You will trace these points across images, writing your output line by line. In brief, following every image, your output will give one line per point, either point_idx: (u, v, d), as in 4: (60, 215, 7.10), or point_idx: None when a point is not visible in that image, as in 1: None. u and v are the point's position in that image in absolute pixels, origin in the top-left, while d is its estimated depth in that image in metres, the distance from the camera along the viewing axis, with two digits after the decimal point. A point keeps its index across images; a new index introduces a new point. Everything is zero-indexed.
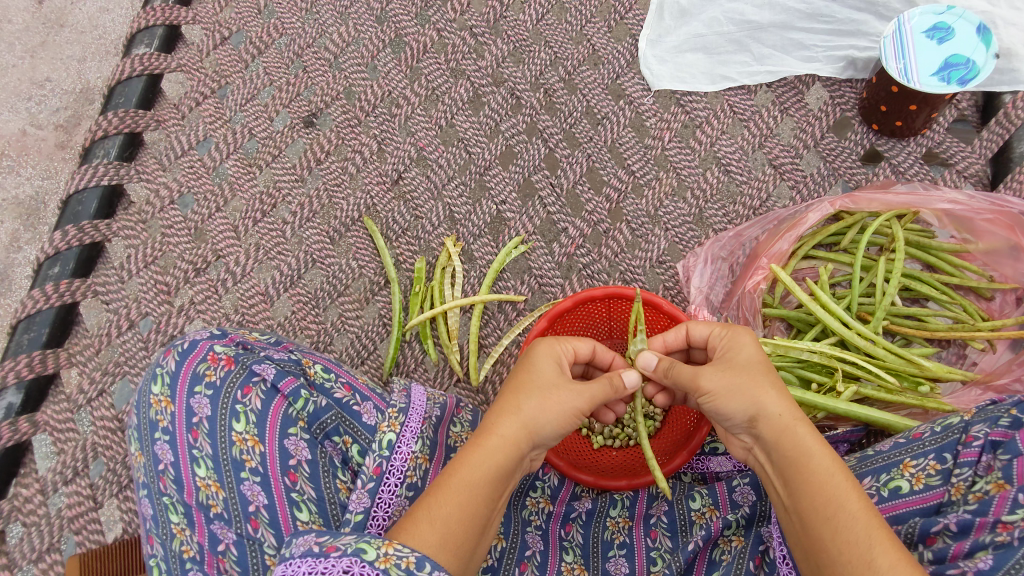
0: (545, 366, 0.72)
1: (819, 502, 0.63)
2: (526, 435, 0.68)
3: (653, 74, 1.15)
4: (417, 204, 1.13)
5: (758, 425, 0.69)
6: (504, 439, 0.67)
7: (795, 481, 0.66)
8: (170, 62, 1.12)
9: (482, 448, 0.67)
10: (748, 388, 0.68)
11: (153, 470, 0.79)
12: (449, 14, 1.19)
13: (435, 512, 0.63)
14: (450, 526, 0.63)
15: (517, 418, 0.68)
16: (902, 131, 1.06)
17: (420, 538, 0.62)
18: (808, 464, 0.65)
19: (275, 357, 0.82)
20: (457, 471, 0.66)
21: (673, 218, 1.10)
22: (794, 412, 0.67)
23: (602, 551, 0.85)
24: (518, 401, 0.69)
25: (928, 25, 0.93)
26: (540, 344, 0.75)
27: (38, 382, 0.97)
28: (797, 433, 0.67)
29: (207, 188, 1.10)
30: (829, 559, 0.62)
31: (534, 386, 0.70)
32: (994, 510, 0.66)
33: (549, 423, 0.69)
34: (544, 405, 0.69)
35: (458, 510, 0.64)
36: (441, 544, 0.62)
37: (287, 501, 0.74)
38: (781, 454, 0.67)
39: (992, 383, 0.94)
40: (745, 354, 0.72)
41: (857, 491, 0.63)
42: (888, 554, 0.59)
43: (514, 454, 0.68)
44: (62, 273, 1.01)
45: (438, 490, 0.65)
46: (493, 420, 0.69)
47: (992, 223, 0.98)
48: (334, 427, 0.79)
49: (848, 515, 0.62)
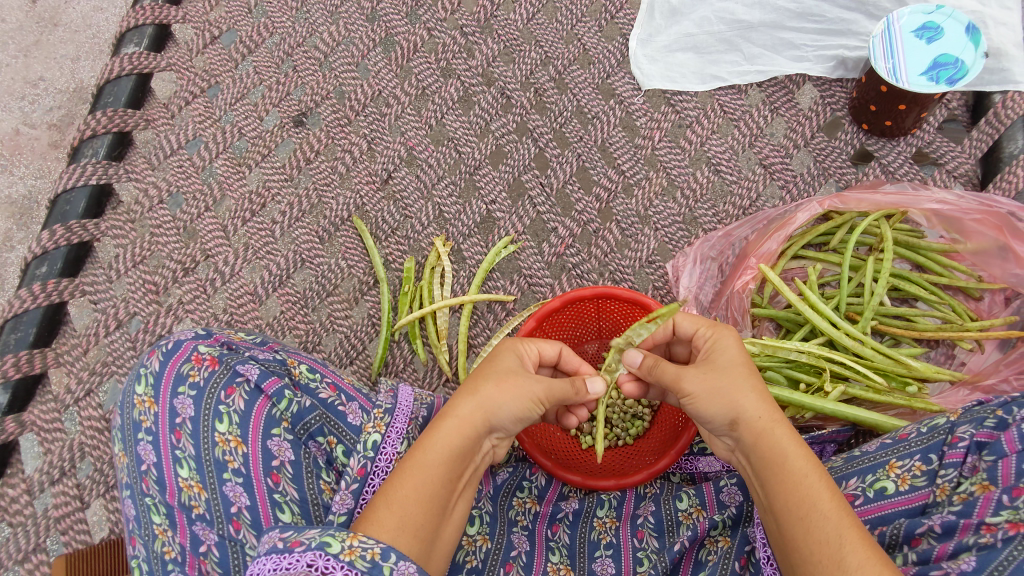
0: (507, 359, 0.73)
1: (793, 501, 0.64)
2: (482, 416, 0.68)
3: (644, 74, 1.14)
4: (406, 204, 1.13)
5: (738, 427, 0.69)
6: (460, 420, 0.67)
7: (770, 481, 0.66)
8: (159, 62, 1.11)
9: (439, 429, 0.67)
10: (727, 391, 0.68)
11: (136, 470, 0.79)
12: (439, 14, 1.19)
13: (393, 494, 0.64)
14: (407, 510, 0.63)
15: (474, 399, 0.68)
16: (892, 131, 1.06)
17: (378, 523, 0.62)
18: (784, 464, 0.65)
19: (259, 357, 0.81)
20: (413, 454, 0.66)
21: (662, 218, 1.10)
22: (772, 415, 0.67)
23: (589, 551, 0.84)
24: (476, 383, 0.69)
25: (916, 24, 0.93)
26: (506, 342, 0.77)
27: (26, 382, 0.97)
28: (775, 435, 0.67)
29: (196, 188, 1.10)
30: (801, 557, 0.63)
31: (493, 371, 0.71)
32: (978, 511, 0.66)
33: (505, 406, 0.69)
34: (501, 388, 0.69)
35: (414, 492, 0.64)
36: (399, 529, 0.62)
37: (269, 501, 0.74)
38: (758, 456, 0.67)
39: (979, 383, 0.94)
40: (727, 357, 0.72)
41: (831, 491, 0.64)
42: (858, 553, 0.60)
43: (470, 434, 0.67)
44: (50, 272, 1.01)
45: (395, 475, 0.65)
46: (452, 402, 0.68)
47: (981, 223, 0.98)
48: (319, 428, 0.79)
49: (820, 515, 0.62)
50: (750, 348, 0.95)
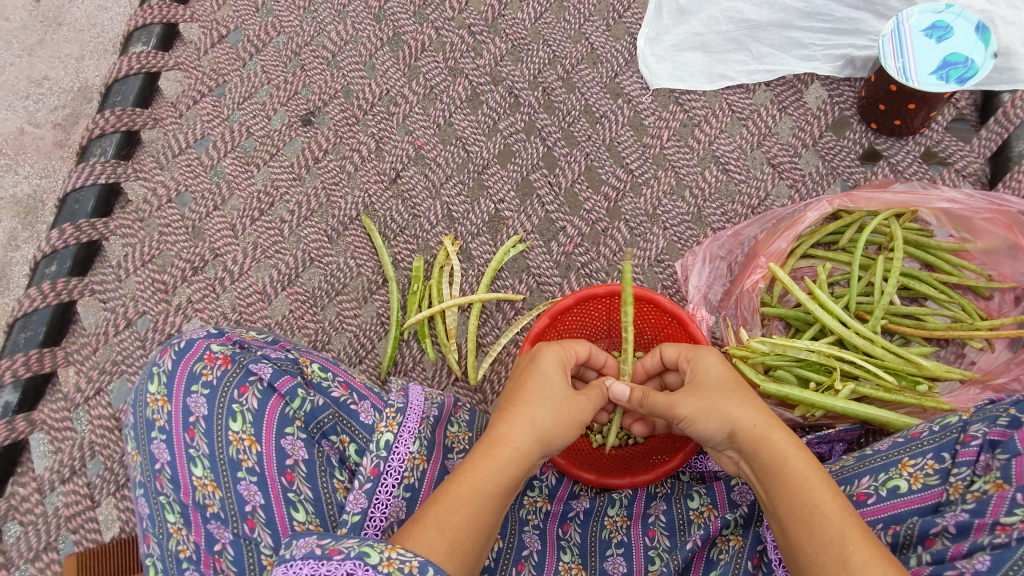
0: (553, 378, 0.74)
1: (794, 505, 0.64)
2: (539, 446, 0.69)
3: (652, 74, 1.14)
4: (415, 203, 1.13)
5: (737, 438, 0.70)
6: (518, 451, 0.68)
7: (772, 486, 0.67)
8: (167, 61, 1.11)
9: (495, 458, 0.67)
10: (722, 404, 0.71)
11: (150, 469, 0.79)
12: (447, 13, 1.19)
13: (444, 519, 0.63)
14: (457, 535, 0.63)
15: (532, 430, 0.69)
16: (901, 130, 1.06)
17: (428, 545, 0.62)
18: (784, 469, 0.66)
19: (272, 356, 0.81)
20: (464, 479, 0.66)
21: (671, 217, 1.10)
22: (768, 421, 0.69)
23: (600, 551, 0.85)
24: (532, 413, 0.70)
25: (926, 23, 0.93)
26: (548, 352, 0.77)
27: (36, 381, 0.97)
28: (773, 440, 0.68)
29: (204, 186, 1.10)
30: (808, 560, 0.62)
31: (546, 398, 0.72)
32: (992, 511, 0.66)
33: (559, 436, 0.71)
34: (558, 419, 0.71)
35: (467, 518, 0.64)
36: (450, 553, 0.62)
37: (284, 501, 0.74)
38: (760, 463, 0.68)
39: (989, 382, 0.94)
40: (714, 374, 0.75)
41: (831, 492, 0.64)
42: (862, 552, 0.60)
43: (526, 465, 0.68)
44: (59, 271, 1.01)
45: (444, 498, 0.65)
46: (506, 430, 0.69)
47: (991, 222, 0.98)
48: (331, 427, 0.79)
49: (822, 515, 0.63)
50: (759, 345, 0.96)
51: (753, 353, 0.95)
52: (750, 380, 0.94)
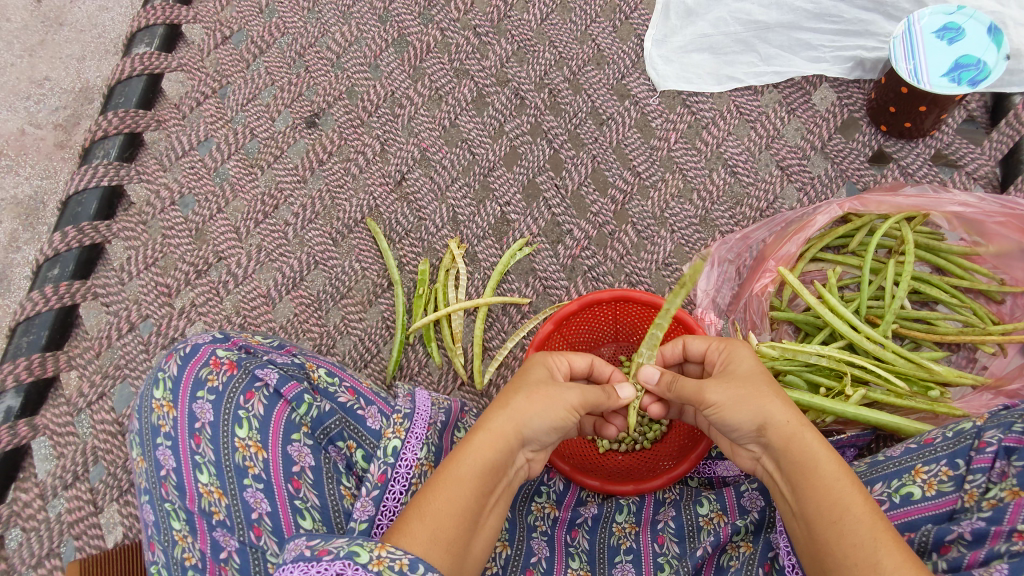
0: (537, 372, 0.74)
1: (822, 510, 0.63)
2: (515, 429, 0.68)
3: (659, 75, 1.14)
4: (420, 205, 1.12)
5: (765, 433, 0.68)
6: (492, 433, 0.67)
7: (801, 486, 0.65)
8: (171, 62, 1.10)
9: (471, 442, 0.66)
10: (753, 397, 0.68)
11: (154, 475, 0.78)
12: (452, 14, 1.18)
13: (425, 507, 0.63)
14: (440, 522, 0.62)
15: (506, 413, 0.68)
16: (911, 132, 1.05)
17: (411, 535, 0.61)
18: (814, 469, 0.65)
19: (278, 361, 0.81)
20: (446, 468, 0.65)
21: (679, 219, 1.09)
22: (800, 419, 0.67)
23: (608, 557, 0.84)
24: (507, 398, 0.70)
25: (938, 25, 0.92)
26: (535, 356, 0.78)
27: (38, 385, 0.96)
28: (804, 439, 0.66)
29: (208, 189, 1.09)
30: (835, 562, 0.61)
31: (524, 385, 0.71)
32: (1009, 518, 0.65)
33: (537, 417, 0.68)
34: (533, 401, 0.69)
35: (447, 504, 0.63)
36: (432, 542, 0.61)
37: (290, 508, 0.74)
38: (789, 462, 0.66)
39: (1002, 387, 0.94)
40: (745, 366, 0.73)
41: (861, 495, 0.63)
42: (894, 555, 0.59)
43: (503, 447, 0.67)
44: (61, 275, 1.00)
45: (428, 488, 0.64)
46: (483, 416, 0.68)
47: (1004, 226, 0.97)
48: (338, 432, 0.78)
49: (853, 519, 0.61)
50: (770, 350, 0.95)
51: (762, 358, 0.95)
52: None
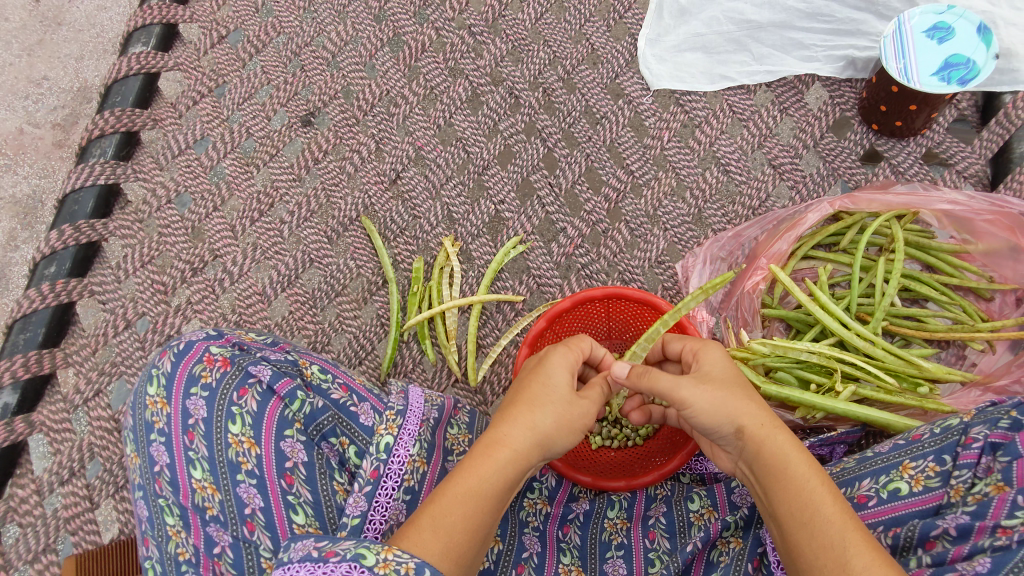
0: (560, 378, 0.72)
1: (794, 511, 0.64)
2: (538, 450, 0.68)
3: (653, 74, 1.14)
4: (415, 203, 1.13)
5: (740, 437, 0.69)
6: (514, 452, 0.67)
7: (773, 488, 0.66)
8: (167, 61, 1.11)
9: (491, 458, 0.66)
10: (732, 401, 0.69)
11: (148, 471, 0.79)
12: (447, 14, 1.18)
13: (439, 518, 0.63)
14: (452, 535, 0.63)
15: (532, 433, 0.68)
16: (902, 131, 1.06)
17: (422, 546, 0.62)
18: (784, 470, 0.66)
19: (271, 358, 0.81)
20: (460, 481, 0.65)
21: (672, 218, 1.10)
22: (771, 421, 0.69)
23: (600, 553, 0.85)
24: (533, 415, 0.69)
25: (928, 24, 0.93)
26: (556, 354, 0.74)
27: (34, 382, 0.97)
28: (775, 441, 0.67)
29: (205, 187, 1.09)
30: (807, 562, 0.62)
31: (548, 401, 0.70)
32: (993, 513, 0.66)
33: (560, 439, 0.70)
34: (559, 422, 0.69)
35: (462, 519, 0.64)
36: (444, 554, 0.62)
37: (283, 503, 0.74)
38: (761, 464, 0.68)
39: (991, 384, 0.94)
40: (720, 368, 0.73)
41: (832, 496, 0.64)
42: (864, 555, 0.60)
43: (523, 467, 0.68)
44: (59, 272, 1.01)
45: (440, 499, 0.64)
46: (504, 431, 0.68)
47: (993, 224, 0.98)
48: (331, 428, 0.79)
49: (824, 519, 0.62)
50: (761, 347, 0.96)
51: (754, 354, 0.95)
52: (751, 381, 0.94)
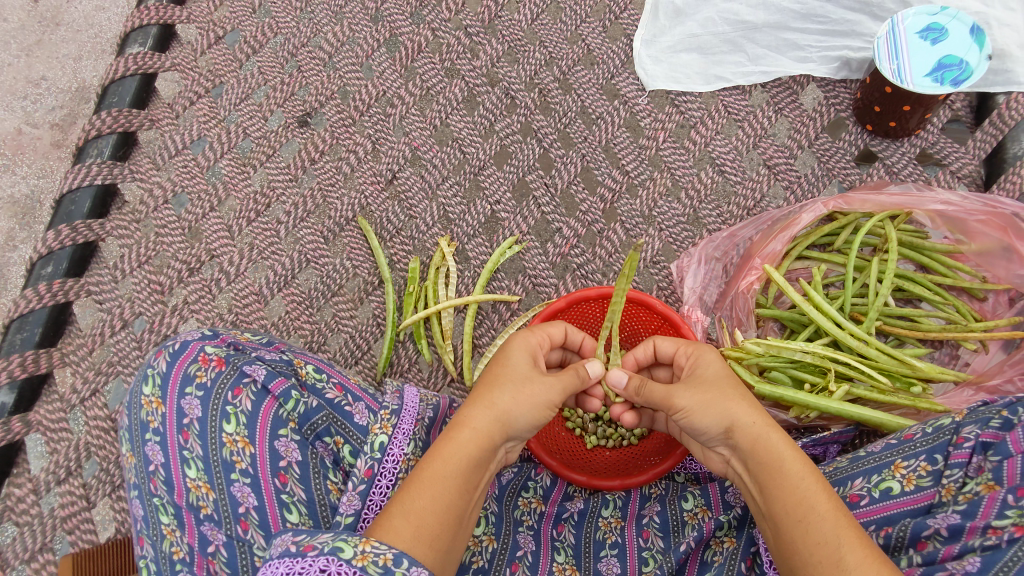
0: (519, 360, 0.73)
1: (787, 510, 0.65)
2: (499, 427, 0.69)
3: (649, 75, 1.15)
4: (411, 203, 1.13)
5: (732, 435, 0.69)
6: (476, 432, 0.68)
7: (767, 486, 0.66)
8: (164, 62, 1.11)
9: (454, 439, 0.67)
10: (721, 400, 0.69)
11: (143, 470, 0.79)
12: (444, 14, 1.19)
13: (411, 506, 0.64)
14: (424, 520, 0.63)
15: (491, 411, 0.69)
16: (896, 132, 1.06)
17: (394, 532, 0.62)
18: (780, 469, 0.66)
19: (266, 358, 0.82)
20: (429, 465, 0.66)
21: (667, 218, 1.10)
22: (765, 420, 0.68)
23: (594, 551, 0.85)
24: (491, 395, 0.70)
25: (921, 25, 0.93)
26: (517, 338, 0.76)
27: (32, 382, 0.98)
28: (770, 440, 0.67)
29: (202, 188, 1.10)
30: (801, 559, 0.63)
31: (507, 379, 0.71)
32: (984, 513, 0.66)
33: (521, 414, 0.70)
34: (518, 398, 0.70)
35: (433, 503, 0.64)
36: (416, 540, 0.62)
37: (277, 502, 0.75)
38: (755, 461, 0.67)
39: (984, 383, 0.95)
40: (713, 370, 0.73)
41: (825, 493, 0.64)
42: (857, 551, 0.61)
43: (487, 446, 0.68)
44: (56, 272, 1.01)
45: (412, 485, 0.65)
46: (467, 413, 0.69)
47: (986, 224, 0.98)
48: (325, 428, 0.79)
49: (818, 518, 0.63)
50: (755, 347, 0.96)
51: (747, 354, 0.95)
52: (745, 381, 0.94)
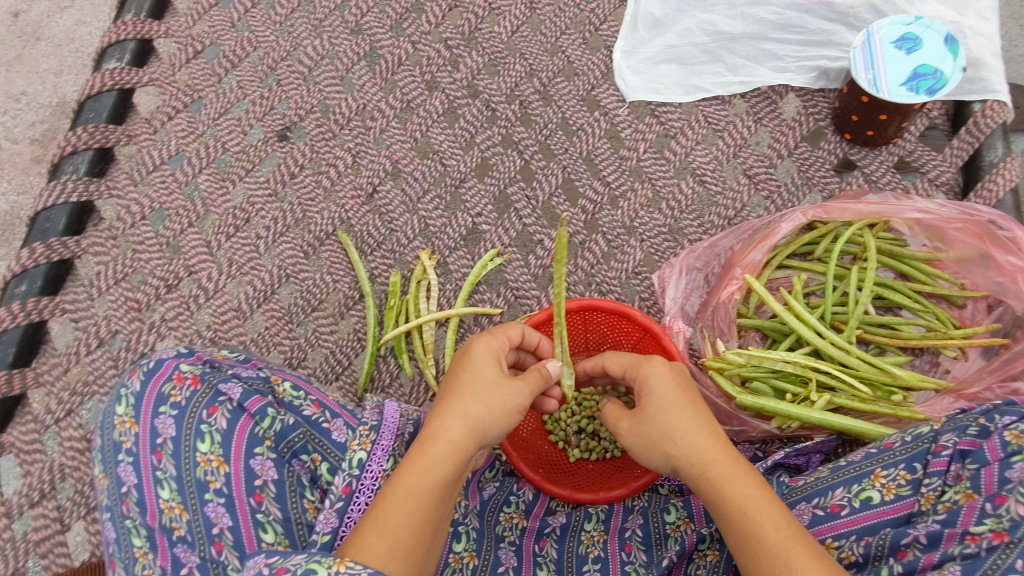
0: (485, 365, 0.72)
1: (741, 537, 0.64)
2: (475, 437, 0.68)
3: (628, 86, 1.15)
4: (392, 217, 1.12)
5: (680, 473, 0.71)
6: (452, 444, 0.67)
7: (720, 521, 0.67)
8: (142, 77, 1.11)
9: (428, 454, 0.66)
10: (658, 443, 0.71)
11: (116, 492, 0.77)
12: (424, 27, 1.18)
13: (384, 522, 0.63)
14: (398, 535, 0.62)
15: (465, 421, 0.68)
16: (874, 140, 1.07)
17: (368, 550, 0.61)
18: (726, 504, 0.66)
19: (242, 375, 0.81)
20: (403, 481, 0.65)
21: (648, 229, 1.10)
22: (704, 455, 0.68)
23: (577, 566, 0.83)
24: (464, 404, 0.69)
25: (896, 35, 0.94)
26: (479, 342, 0.74)
27: (4, 403, 0.96)
28: (711, 477, 0.67)
29: (179, 204, 1.09)
30: None
31: (476, 389, 0.70)
32: (963, 521, 0.66)
33: (495, 425, 0.70)
34: (490, 404, 0.69)
35: (408, 516, 0.63)
36: (391, 555, 0.61)
37: (252, 522, 0.74)
38: (704, 498, 0.68)
39: (963, 391, 0.95)
40: (657, 397, 0.73)
41: (774, 524, 0.63)
42: None
43: (462, 459, 0.67)
44: (30, 291, 1.00)
45: (386, 500, 0.64)
46: (438, 426, 0.68)
47: (963, 232, 0.99)
48: (302, 445, 0.78)
49: (768, 550, 0.62)
50: (736, 357, 0.96)
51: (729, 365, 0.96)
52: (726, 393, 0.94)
